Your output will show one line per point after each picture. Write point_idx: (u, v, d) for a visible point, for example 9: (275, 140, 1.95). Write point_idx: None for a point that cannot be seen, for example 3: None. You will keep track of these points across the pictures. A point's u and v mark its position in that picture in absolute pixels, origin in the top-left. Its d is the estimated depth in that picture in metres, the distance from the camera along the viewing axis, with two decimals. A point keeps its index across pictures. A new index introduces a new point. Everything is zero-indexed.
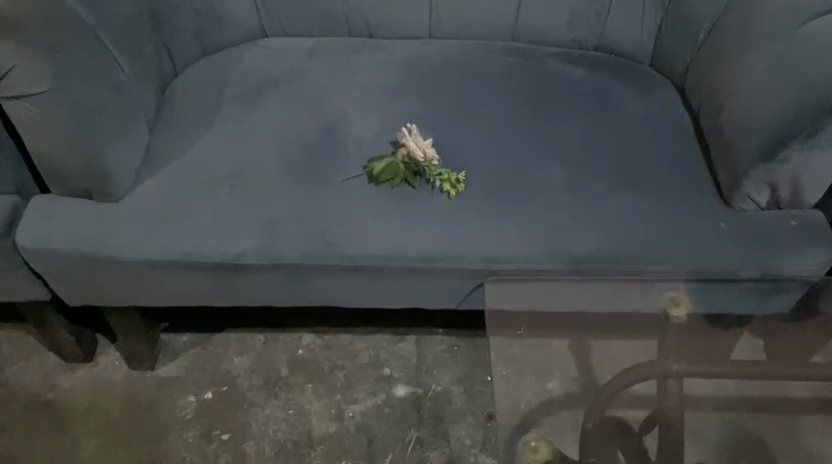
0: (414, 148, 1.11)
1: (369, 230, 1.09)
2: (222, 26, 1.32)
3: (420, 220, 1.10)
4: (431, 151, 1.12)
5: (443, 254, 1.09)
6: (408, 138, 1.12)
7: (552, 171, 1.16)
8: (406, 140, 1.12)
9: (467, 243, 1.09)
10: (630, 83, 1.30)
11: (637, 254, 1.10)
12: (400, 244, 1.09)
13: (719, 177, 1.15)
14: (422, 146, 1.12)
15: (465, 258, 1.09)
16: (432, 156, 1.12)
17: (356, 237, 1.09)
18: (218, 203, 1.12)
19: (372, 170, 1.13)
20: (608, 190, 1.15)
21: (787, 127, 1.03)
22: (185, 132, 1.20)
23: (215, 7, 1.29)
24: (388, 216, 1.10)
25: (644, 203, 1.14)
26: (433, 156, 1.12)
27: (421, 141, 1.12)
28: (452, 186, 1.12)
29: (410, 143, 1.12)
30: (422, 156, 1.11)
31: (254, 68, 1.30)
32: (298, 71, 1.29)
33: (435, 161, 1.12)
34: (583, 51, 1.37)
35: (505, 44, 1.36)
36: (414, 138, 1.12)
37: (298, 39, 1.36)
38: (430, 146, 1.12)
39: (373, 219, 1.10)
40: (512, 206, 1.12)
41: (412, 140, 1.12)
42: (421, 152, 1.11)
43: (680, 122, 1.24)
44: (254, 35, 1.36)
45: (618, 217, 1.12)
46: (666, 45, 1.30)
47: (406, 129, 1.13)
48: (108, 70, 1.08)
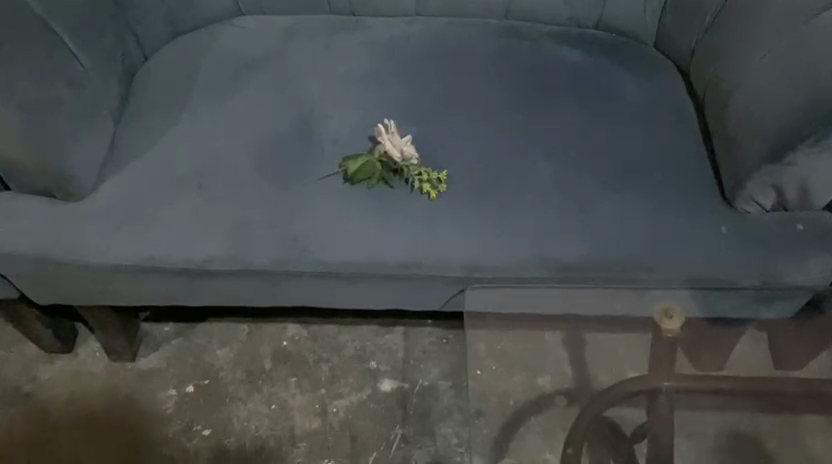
0: (390, 149, 1.04)
1: (344, 235, 1.03)
2: (194, 5, 1.24)
3: (399, 221, 1.04)
4: (410, 152, 1.05)
5: (421, 260, 1.03)
6: (385, 139, 1.04)
7: (540, 169, 1.09)
8: (382, 139, 1.05)
9: (449, 246, 1.03)
10: (629, 68, 1.21)
11: (628, 263, 1.03)
12: (377, 250, 1.03)
13: (722, 175, 1.07)
14: (399, 145, 1.05)
15: (446, 264, 1.03)
16: (411, 156, 1.05)
17: (330, 243, 1.03)
18: (183, 203, 1.05)
19: (347, 170, 1.06)
20: (601, 189, 1.07)
21: (795, 129, 0.94)
22: (152, 124, 1.13)
23: None
24: (365, 218, 1.04)
25: (640, 203, 1.06)
26: (412, 156, 1.05)
27: (399, 140, 1.05)
28: (432, 188, 1.05)
29: (386, 144, 1.04)
30: (399, 157, 1.05)
31: (227, 51, 1.22)
32: (273, 53, 1.21)
33: (413, 162, 1.05)
34: (581, 30, 1.27)
35: (497, 23, 1.27)
36: (391, 136, 1.04)
37: (276, 17, 1.28)
38: (408, 145, 1.05)
39: (349, 221, 1.04)
40: (496, 205, 1.05)
41: (389, 140, 1.04)
42: (397, 154, 1.04)
43: (681, 113, 1.15)
44: (229, 13, 1.27)
45: (609, 222, 1.05)
46: (670, 26, 1.21)
47: (382, 126, 1.05)
48: (61, 63, 1.03)
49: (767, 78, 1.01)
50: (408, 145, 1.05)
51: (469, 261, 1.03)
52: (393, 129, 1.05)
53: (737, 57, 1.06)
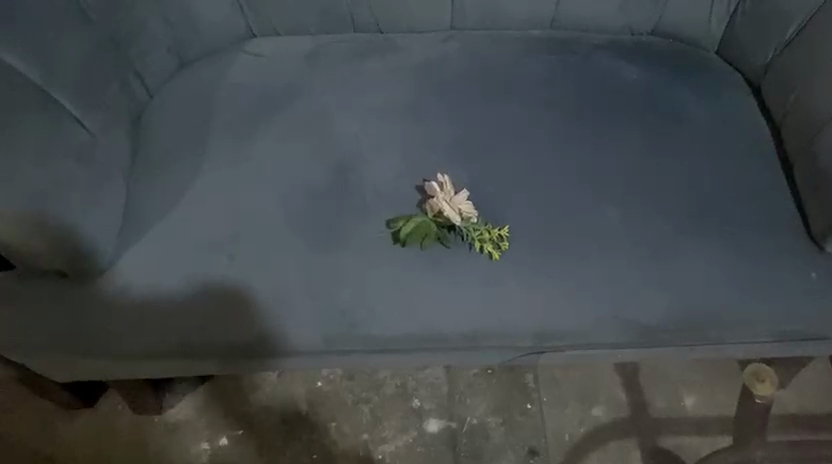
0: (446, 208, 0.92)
1: (401, 306, 0.92)
2: (200, 32, 1.09)
3: (456, 284, 0.93)
4: (467, 209, 0.93)
5: (476, 334, 0.93)
6: (437, 197, 0.93)
7: (608, 213, 0.98)
8: (435, 197, 0.94)
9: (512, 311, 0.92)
10: (696, 84, 1.08)
11: (714, 320, 0.93)
12: (437, 322, 0.92)
13: (808, 211, 0.97)
14: (455, 204, 0.93)
15: (512, 332, 0.93)
16: (470, 214, 0.93)
17: (385, 316, 0.92)
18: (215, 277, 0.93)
19: (398, 231, 0.94)
20: (677, 234, 0.96)
21: None
22: (168, 180, 1.00)
23: (190, 14, 1.05)
24: (421, 285, 0.93)
25: (724, 247, 0.95)
26: (471, 214, 0.93)
27: (454, 197, 0.94)
28: (494, 248, 0.93)
29: (441, 204, 0.93)
30: (457, 217, 0.93)
31: (243, 86, 1.08)
32: (295, 87, 1.08)
33: (474, 220, 0.93)
34: (635, 38, 1.14)
35: (542, 35, 1.14)
36: (444, 193, 0.94)
37: (294, 39, 1.13)
38: (465, 202, 0.94)
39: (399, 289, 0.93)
40: (564, 259, 0.94)
41: (443, 198, 0.93)
42: (455, 214, 0.93)
43: (758, 137, 1.04)
44: (240, 37, 1.13)
45: (694, 275, 0.94)
46: (739, 36, 1.09)
47: (434, 185, 0.94)
48: (63, 132, 0.90)
49: None
50: (465, 201, 0.94)
51: (539, 328, 0.93)
52: (447, 184, 0.95)
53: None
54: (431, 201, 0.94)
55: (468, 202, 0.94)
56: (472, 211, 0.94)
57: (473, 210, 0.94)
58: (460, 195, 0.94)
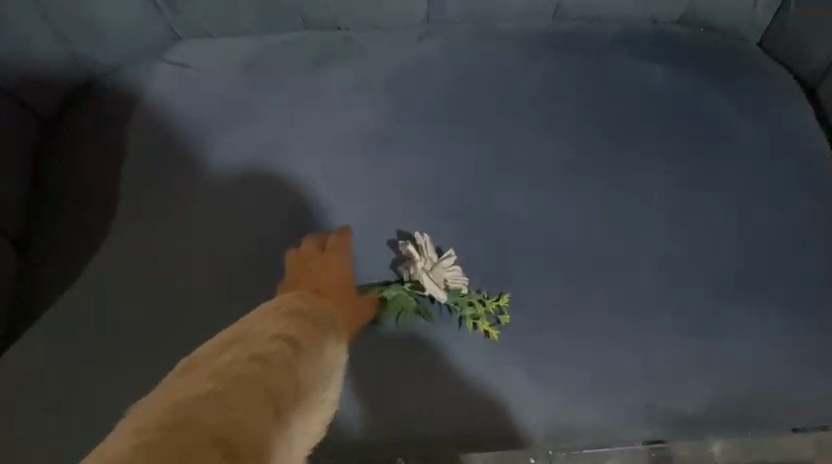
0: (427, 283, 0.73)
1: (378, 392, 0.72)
2: (103, 40, 0.83)
3: (449, 367, 0.73)
4: (454, 280, 0.74)
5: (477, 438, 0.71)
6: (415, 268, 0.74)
7: (633, 274, 0.78)
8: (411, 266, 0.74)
9: (520, 398, 0.72)
10: (735, 98, 0.87)
11: (773, 410, 0.73)
12: (424, 415, 0.71)
13: None
14: (438, 273, 0.74)
15: (525, 437, 0.71)
16: (458, 285, 0.74)
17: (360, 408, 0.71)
18: (140, 376, 0.73)
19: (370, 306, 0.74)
20: (721, 298, 0.77)
21: None
22: (77, 246, 0.79)
23: (87, 20, 0.80)
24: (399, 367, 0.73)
25: (778, 312, 0.77)
26: (460, 285, 0.74)
27: (438, 265, 0.74)
28: (490, 327, 0.74)
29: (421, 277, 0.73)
30: (442, 291, 0.74)
31: (168, 113, 0.85)
32: (235, 112, 0.85)
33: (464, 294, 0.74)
34: (658, 27, 0.90)
35: (545, 30, 0.89)
36: (424, 261, 0.74)
37: (229, 43, 0.89)
38: (452, 270, 0.75)
39: (374, 374, 0.73)
40: (577, 335, 0.75)
41: (423, 268, 0.74)
42: (438, 288, 0.73)
43: (812, 166, 0.84)
44: (159, 45, 0.88)
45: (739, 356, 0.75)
46: (795, 28, 0.85)
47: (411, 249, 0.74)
48: None
49: None
50: (451, 269, 0.75)
51: (555, 430, 0.72)
52: (428, 246, 0.76)
53: None
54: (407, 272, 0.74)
55: (456, 269, 0.75)
56: (462, 281, 0.74)
57: (463, 281, 0.75)
58: (445, 261, 0.75)
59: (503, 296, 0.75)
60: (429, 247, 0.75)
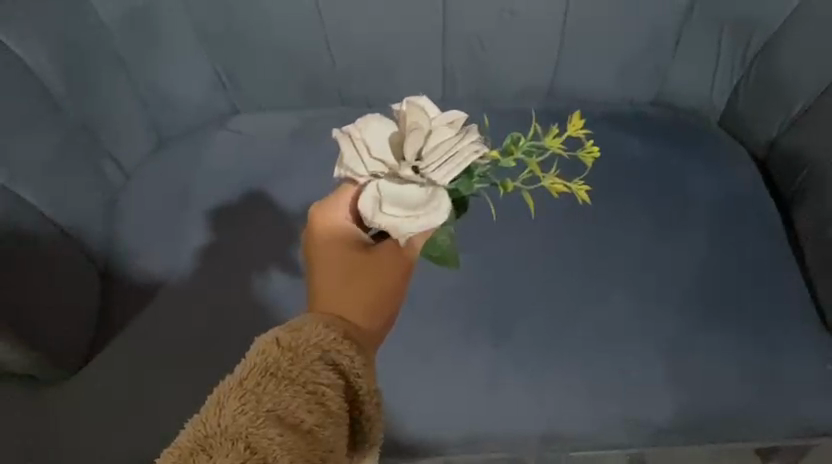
0: (409, 220, 0.56)
1: (405, 388, 0.89)
2: (177, 108, 1.02)
3: (462, 377, 0.89)
4: (446, 153, 0.55)
5: (433, 429, 0.87)
6: (374, 210, 0.57)
7: (613, 301, 0.93)
8: (367, 203, 0.58)
9: (526, 403, 0.88)
10: (698, 159, 1.04)
11: (730, 419, 0.88)
12: (439, 415, 0.88)
13: (824, 300, 0.93)
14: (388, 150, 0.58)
15: (495, 433, 0.87)
16: (452, 150, 0.55)
17: (392, 401, 0.88)
18: None
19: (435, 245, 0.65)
20: (689, 323, 0.92)
21: None
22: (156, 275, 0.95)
23: (167, 92, 1.00)
24: (421, 373, 0.89)
25: (736, 337, 0.91)
26: (456, 152, 0.56)
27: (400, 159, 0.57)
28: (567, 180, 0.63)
29: (389, 215, 0.56)
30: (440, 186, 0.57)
31: (226, 164, 1.03)
32: (280, 167, 1.03)
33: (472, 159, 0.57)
34: (635, 108, 1.09)
35: (540, 106, 1.08)
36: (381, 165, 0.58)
37: (279, 112, 1.07)
38: (431, 144, 0.57)
39: (402, 380, 0.89)
40: (569, 353, 0.90)
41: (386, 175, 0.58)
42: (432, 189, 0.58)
43: (766, 214, 0.99)
44: (221, 112, 1.07)
45: (704, 376, 0.90)
46: (743, 108, 1.03)
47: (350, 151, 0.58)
48: (32, 232, 0.83)
49: None
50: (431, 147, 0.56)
51: (502, 435, 0.87)
52: (378, 153, 0.58)
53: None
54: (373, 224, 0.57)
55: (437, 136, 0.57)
56: (457, 140, 0.56)
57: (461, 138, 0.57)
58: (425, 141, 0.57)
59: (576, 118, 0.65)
60: (377, 146, 0.58)
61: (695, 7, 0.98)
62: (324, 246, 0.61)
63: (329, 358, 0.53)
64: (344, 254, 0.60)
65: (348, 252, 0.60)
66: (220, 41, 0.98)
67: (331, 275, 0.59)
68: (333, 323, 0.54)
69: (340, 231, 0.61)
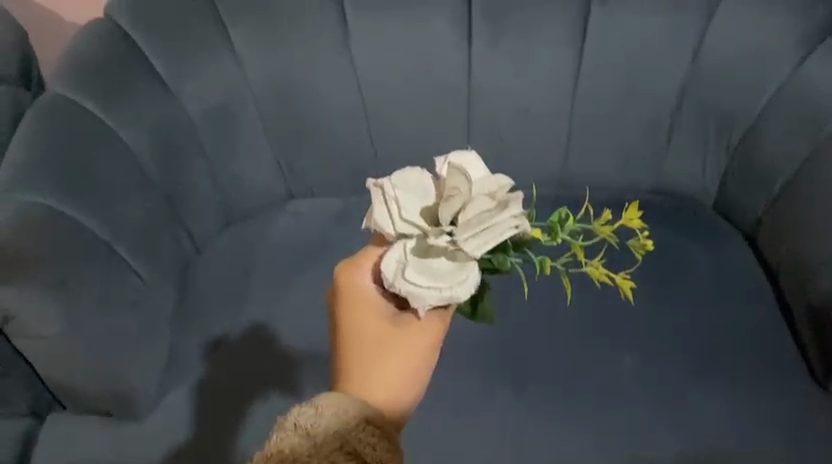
0: (431, 291, 0.66)
1: (434, 430, 0.99)
2: (244, 192, 1.21)
3: (485, 422, 1.00)
4: (480, 225, 0.65)
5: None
6: (396, 274, 0.66)
7: (620, 357, 1.05)
8: (390, 267, 0.67)
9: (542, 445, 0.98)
10: (695, 237, 1.18)
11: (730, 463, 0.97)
12: (464, 454, 0.97)
13: (812, 360, 1.02)
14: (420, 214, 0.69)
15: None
16: (487, 224, 0.65)
17: (422, 440, 0.98)
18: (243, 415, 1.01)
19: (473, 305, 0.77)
20: (690, 376, 1.02)
21: None
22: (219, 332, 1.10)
23: (237, 177, 1.19)
24: (449, 418, 1.00)
25: (732, 389, 1.01)
26: (491, 226, 0.66)
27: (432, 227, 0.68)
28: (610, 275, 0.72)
29: (413, 282, 0.65)
30: (469, 258, 0.67)
31: (282, 239, 1.20)
32: (328, 242, 1.19)
33: (506, 232, 0.66)
34: (638, 196, 1.24)
35: (553, 192, 1.24)
36: (412, 229, 0.68)
37: (327, 198, 1.25)
38: (466, 212, 0.66)
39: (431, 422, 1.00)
40: (581, 401, 1.01)
41: (414, 237, 0.68)
42: (460, 261, 0.68)
43: (757, 284, 1.12)
44: (279, 197, 1.25)
45: (704, 423, 0.99)
46: (731, 191, 1.17)
47: (386, 210, 0.68)
48: (121, 281, 0.97)
49: None
50: (466, 216, 0.66)
51: None
52: (411, 220, 0.68)
53: (813, 236, 1.03)
54: (394, 288, 0.66)
55: (472, 205, 0.67)
56: (493, 214, 0.66)
57: (499, 211, 0.66)
58: (460, 210, 0.67)
59: (632, 210, 0.73)
60: (409, 210, 0.68)
61: (681, 106, 1.16)
62: (351, 315, 0.68)
63: (348, 447, 0.59)
64: (371, 326, 0.68)
65: (374, 322, 0.68)
66: (282, 135, 1.18)
67: (357, 348, 0.67)
68: (351, 416, 0.61)
69: (367, 300, 0.69)
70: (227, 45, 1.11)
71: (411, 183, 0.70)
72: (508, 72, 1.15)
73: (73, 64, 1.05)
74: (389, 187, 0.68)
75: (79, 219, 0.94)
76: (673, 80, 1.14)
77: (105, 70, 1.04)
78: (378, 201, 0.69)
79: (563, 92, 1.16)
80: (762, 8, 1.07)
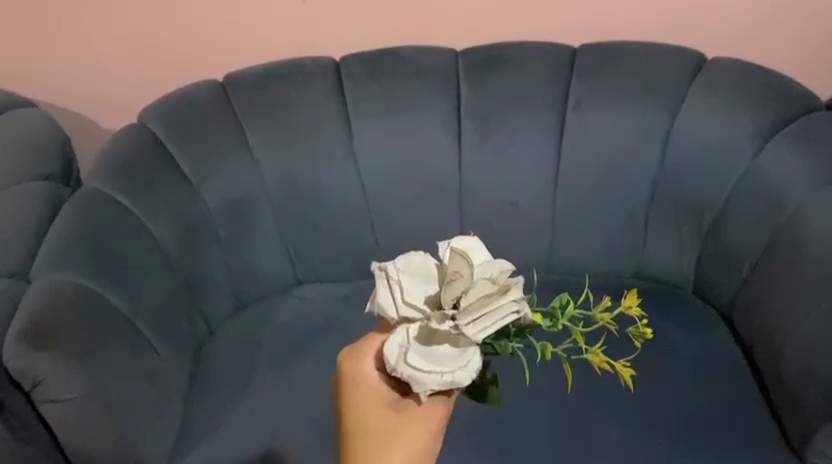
0: (434, 376, 0.66)
1: None
2: (256, 278, 1.31)
3: None
4: (482, 310, 0.67)
5: None
6: (398, 358, 0.66)
7: (604, 429, 1.10)
8: (393, 352, 0.67)
9: None
10: (676, 318, 1.25)
11: None
12: None
13: (789, 429, 1.06)
14: (422, 297, 0.69)
15: None
16: (490, 307, 0.67)
17: None
18: None
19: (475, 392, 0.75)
20: (672, 448, 1.07)
21: None
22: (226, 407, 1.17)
23: (250, 264, 1.30)
24: None
25: (712, 460, 1.05)
26: (493, 310, 0.68)
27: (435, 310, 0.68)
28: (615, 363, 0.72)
29: (416, 367, 0.65)
30: (470, 343, 0.68)
31: (289, 322, 1.29)
32: (331, 325, 1.28)
33: (507, 317, 0.68)
34: (622, 281, 1.33)
35: (542, 279, 1.33)
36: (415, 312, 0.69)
37: (333, 284, 1.35)
38: (470, 297, 0.68)
39: None
40: None
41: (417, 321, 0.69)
42: (462, 346, 0.68)
43: (735, 361, 1.18)
44: (288, 283, 1.35)
45: None
46: (706, 274, 1.26)
47: (390, 292, 0.69)
48: (141, 357, 1.07)
49: (815, 334, 1.03)
50: (467, 300, 0.68)
51: None
52: (415, 302, 0.69)
53: (779, 311, 1.10)
54: (395, 373, 0.66)
55: (474, 289, 0.68)
56: (495, 297, 0.68)
57: (500, 296, 0.68)
58: (462, 294, 0.69)
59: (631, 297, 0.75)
60: (414, 294, 0.69)
61: (654, 198, 1.26)
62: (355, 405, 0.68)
63: None
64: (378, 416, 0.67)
65: (379, 413, 0.67)
66: (292, 226, 1.30)
67: (362, 439, 0.67)
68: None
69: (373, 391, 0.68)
70: (245, 146, 1.25)
71: (415, 265, 0.71)
72: (495, 169, 1.28)
73: (108, 162, 1.19)
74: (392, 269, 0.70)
75: (106, 296, 1.06)
76: (645, 174, 1.25)
77: (137, 169, 1.18)
78: (381, 283, 0.70)
79: (545, 186, 1.28)
80: (719, 108, 1.20)
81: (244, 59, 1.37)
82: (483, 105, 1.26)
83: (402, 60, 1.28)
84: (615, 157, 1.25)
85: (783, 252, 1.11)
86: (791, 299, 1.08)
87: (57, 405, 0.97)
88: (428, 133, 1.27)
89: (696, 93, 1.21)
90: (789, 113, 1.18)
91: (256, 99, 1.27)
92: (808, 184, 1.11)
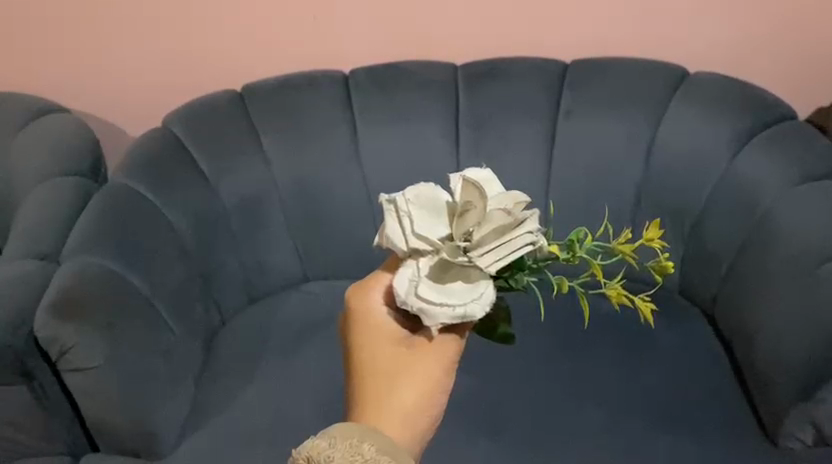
0: (445, 310, 0.75)
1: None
2: (267, 273, 1.41)
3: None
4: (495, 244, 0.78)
5: None
6: (408, 291, 0.76)
7: (588, 412, 1.16)
8: (404, 285, 0.76)
9: None
10: (660, 315, 1.32)
11: None
12: None
13: (764, 416, 1.12)
14: (432, 229, 0.79)
15: None
16: (503, 240, 0.78)
17: None
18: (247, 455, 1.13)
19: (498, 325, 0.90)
20: (651, 430, 1.13)
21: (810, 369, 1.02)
22: (233, 387, 1.24)
23: (260, 259, 1.39)
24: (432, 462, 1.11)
25: (690, 441, 1.11)
26: (507, 243, 0.78)
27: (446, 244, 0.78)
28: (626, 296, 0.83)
29: (426, 301, 0.75)
30: (480, 277, 0.79)
31: (296, 315, 1.37)
32: (335, 317, 1.36)
33: (521, 248, 0.79)
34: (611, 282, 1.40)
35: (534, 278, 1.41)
36: (424, 244, 0.79)
37: (337, 281, 1.44)
38: (483, 231, 0.78)
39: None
40: (551, 449, 1.11)
41: (427, 253, 0.79)
42: (474, 280, 0.79)
43: (715, 354, 1.24)
44: (296, 279, 1.44)
45: None
46: (689, 274, 1.33)
47: (402, 227, 0.79)
48: (157, 334, 1.16)
49: (783, 319, 1.10)
50: (482, 233, 0.78)
51: None
52: (426, 236, 0.79)
53: (753, 303, 1.17)
54: (406, 305, 0.75)
55: (488, 222, 0.78)
56: (508, 230, 0.78)
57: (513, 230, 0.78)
58: (475, 227, 0.79)
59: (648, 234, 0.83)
60: (424, 227, 0.79)
61: (640, 202, 1.35)
62: (374, 331, 0.78)
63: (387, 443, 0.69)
64: (384, 349, 0.77)
65: (385, 346, 0.77)
66: (301, 224, 1.39)
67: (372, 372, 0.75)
68: (362, 450, 0.66)
69: (378, 327, 0.78)
70: (259, 148, 1.36)
71: (424, 198, 0.80)
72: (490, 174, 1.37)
73: (134, 160, 1.30)
74: (404, 203, 0.80)
75: (127, 276, 1.16)
76: (630, 178, 1.33)
77: (159, 166, 1.29)
78: (391, 216, 0.80)
79: (537, 190, 1.37)
80: (699, 118, 1.29)
81: (259, 72, 1.48)
82: (480, 113, 1.36)
83: (405, 72, 1.38)
84: (601, 163, 1.34)
85: (757, 248, 1.18)
86: (764, 290, 1.15)
87: (80, 373, 1.07)
88: (428, 139, 1.37)
89: (677, 103, 1.31)
90: (763, 121, 1.26)
91: (269, 107, 1.37)
92: (779, 184, 1.19)
